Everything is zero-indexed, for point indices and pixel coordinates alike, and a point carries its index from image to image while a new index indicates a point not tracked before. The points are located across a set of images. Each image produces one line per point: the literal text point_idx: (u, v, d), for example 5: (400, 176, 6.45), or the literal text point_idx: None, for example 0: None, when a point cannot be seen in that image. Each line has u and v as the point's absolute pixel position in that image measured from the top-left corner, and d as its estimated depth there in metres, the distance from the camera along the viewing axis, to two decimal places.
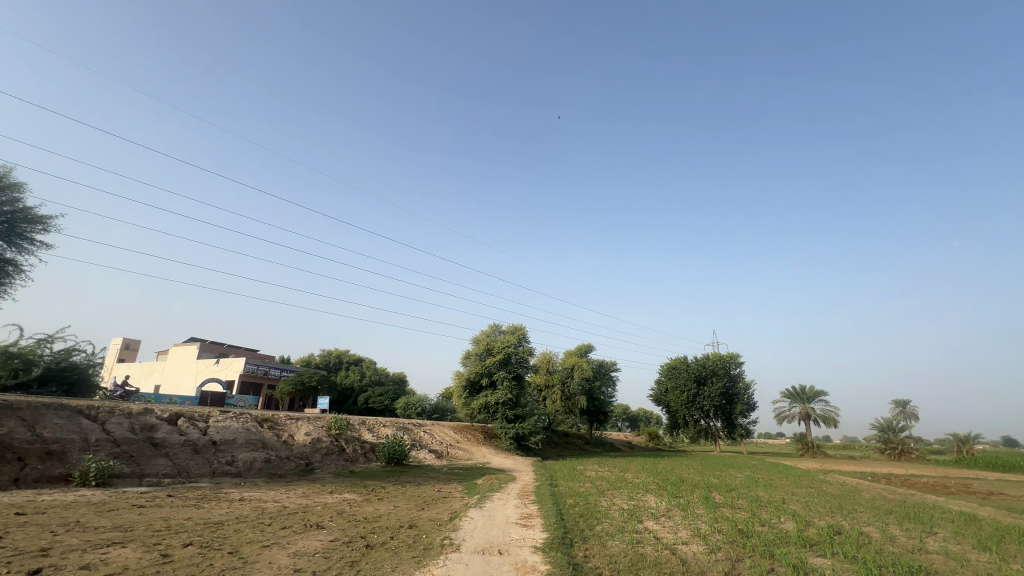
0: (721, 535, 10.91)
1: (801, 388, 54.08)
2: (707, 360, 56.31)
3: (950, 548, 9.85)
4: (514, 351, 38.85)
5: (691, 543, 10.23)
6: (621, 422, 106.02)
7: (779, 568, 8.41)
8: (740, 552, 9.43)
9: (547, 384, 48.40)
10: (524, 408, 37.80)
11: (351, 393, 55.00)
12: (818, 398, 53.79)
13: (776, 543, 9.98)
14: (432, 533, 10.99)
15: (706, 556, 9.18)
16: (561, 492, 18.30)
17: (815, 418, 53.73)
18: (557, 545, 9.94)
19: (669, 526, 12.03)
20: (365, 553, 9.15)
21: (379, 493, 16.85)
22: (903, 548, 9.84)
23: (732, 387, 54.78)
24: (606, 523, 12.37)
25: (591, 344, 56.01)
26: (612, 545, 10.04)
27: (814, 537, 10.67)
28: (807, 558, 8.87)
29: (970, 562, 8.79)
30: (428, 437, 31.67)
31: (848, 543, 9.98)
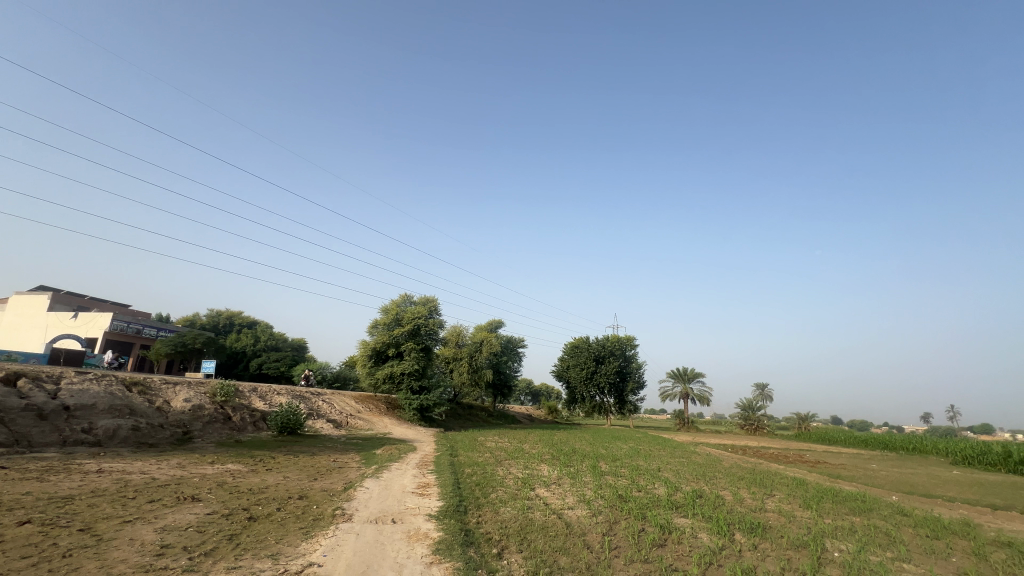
0: (603, 500, 11.98)
1: (684, 370, 60.30)
2: (607, 340, 60.42)
3: (782, 507, 11.78)
4: (424, 322, 38.42)
5: (576, 508, 11.07)
6: (523, 395, 110.81)
7: (649, 528, 9.45)
8: (617, 514, 10.42)
9: (455, 357, 48.76)
10: (430, 380, 37.68)
11: (242, 357, 50.76)
12: (697, 379, 60.42)
13: (649, 506, 11.19)
14: (323, 504, 10.67)
15: (588, 519, 10.01)
16: (460, 462, 18.73)
17: (693, 397, 60.40)
18: (451, 512, 10.19)
19: (559, 492, 12.93)
20: (247, 526, 8.64)
21: (268, 463, 15.92)
22: (748, 507, 11.59)
23: (626, 366, 59.48)
24: (500, 490, 12.94)
25: (502, 320, 57.16)
26: (504, 511, 10.53)
27: (680, 500, 12.15)
28: (673, 519, 10.06)
29: (796, 518, 10.61)
30: (327, 407, 30.44)
31: (706, 505, 11.53)
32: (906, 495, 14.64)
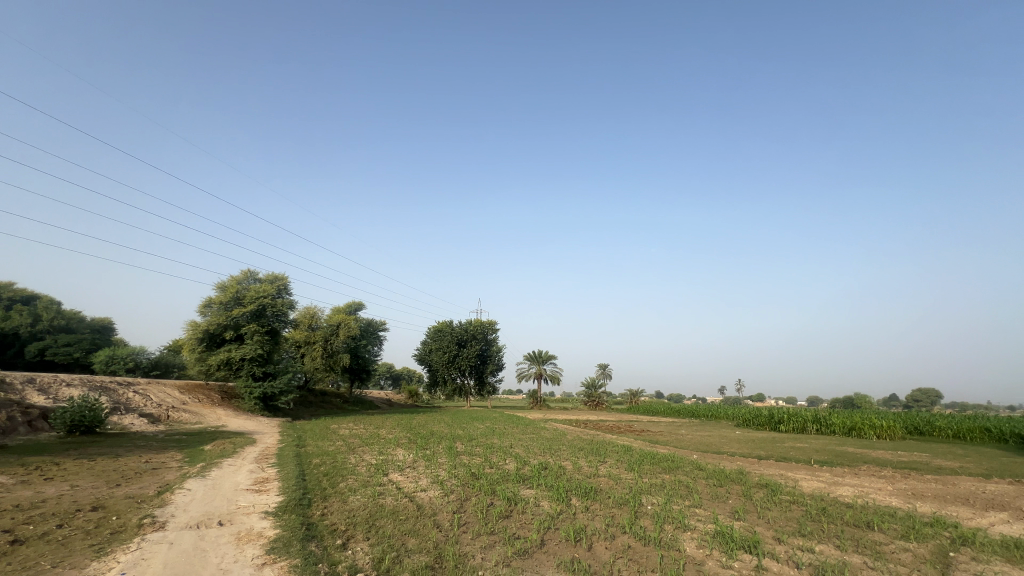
0: (456, 479, 12.29)
1: (540, 352, 64.70)
2: (470, 324, 61.59)
3: (612, 471, 13.46)
4: (271, 302, 34.50)
5: (428, 489, 11.15)
6: (384, 380, 107.76)
7: (497, 501, 9.98)
8: (469, 492, 10.79)
9: (308, 341, 44.93)
10: (277, 366, 34.10)
11: (12, 341, 39.72)
12: (551, 361, 65.33)
13: (499, 481, 11.83)
14: (127, 514, 8.96)
15: (440, 499, 10.17)
16: (307, 452, 17.38)
17: (546, 377, 65.21)
18: (291, 507, 9.41)
19: (412, 475, 12.87)
20: (9, 552, 6.84)
21: (48, 471, 12.79)
22: (585, 474, 12.99)
23: (487, 350, 61.50)
24: (351, 479, 12.37)
25: (363, 302, 54.25)
26: (353, 500, 10.10)
27: (528, 473, 13.08)
28: (519, 491, 10.77)
29: (621, 480, 12.23)
30: (139, 399, 25.58)
31: (550, 475, 12.62)
32: (703, 454, 17.89)
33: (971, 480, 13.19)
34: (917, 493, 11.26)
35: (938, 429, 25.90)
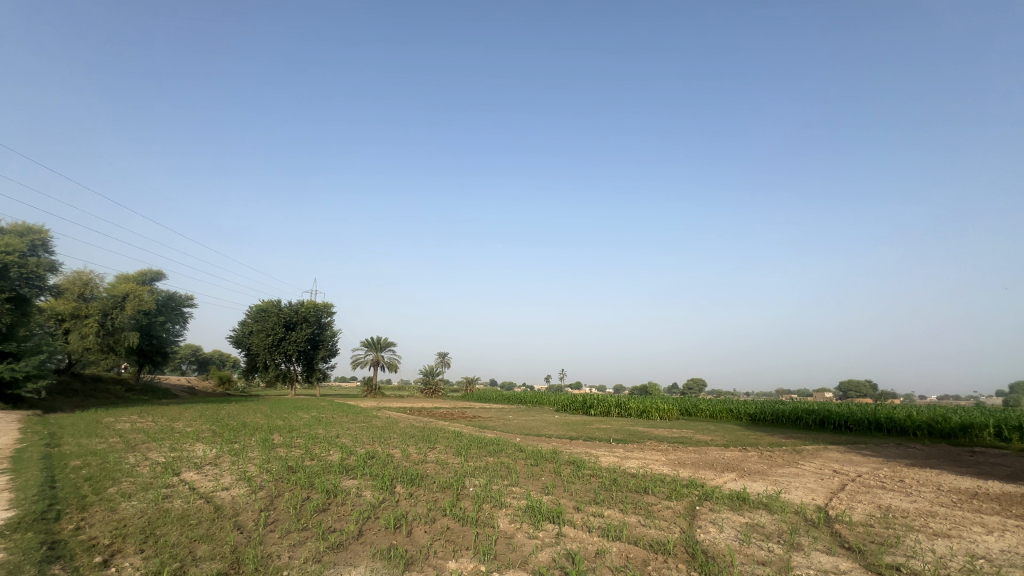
0: (268, 474, 11.09)
1: (378, 339, 62.45)
2: (301, 306, 56.19)
3: (440, 457, 13.73)
4: (19, 261, 26.30)
5: (231, 488, 9.83)
6: (186, 364, 91.57)
7: (314, 495, 9.32)
8: (282, 487, 9.86)
9: (76, 314, 35.51)
10: (24, 344, 26.17)
11: None
12: (389, 347, 63.54)
13: (320, 473, 11.06)
14: None
15: (245, 498, 9.06)
16: (63, 453, 13.73)
17: (383, 364, 63.18)
18: (28, 523, 7.33)
19: (213, 473, 11.20)
20: None
21: None
22: (413, 462, 12.97)
23: (319, 334, 56.92)
24: (127, 482, 10.19)
25: (164, 272, 45.15)
26: (126, 507, 8.33)
27: (353, 463, 12.50)
28: (341, 482, 10.22)
29: (448, 465, 12.54)
30: None
31: (376, 464, 12.27)
32: (525, 437, 19.42)
33: (717, 449, 17.02)
34: (681, 462, 14.04)
35: (701, 410, 32.71)
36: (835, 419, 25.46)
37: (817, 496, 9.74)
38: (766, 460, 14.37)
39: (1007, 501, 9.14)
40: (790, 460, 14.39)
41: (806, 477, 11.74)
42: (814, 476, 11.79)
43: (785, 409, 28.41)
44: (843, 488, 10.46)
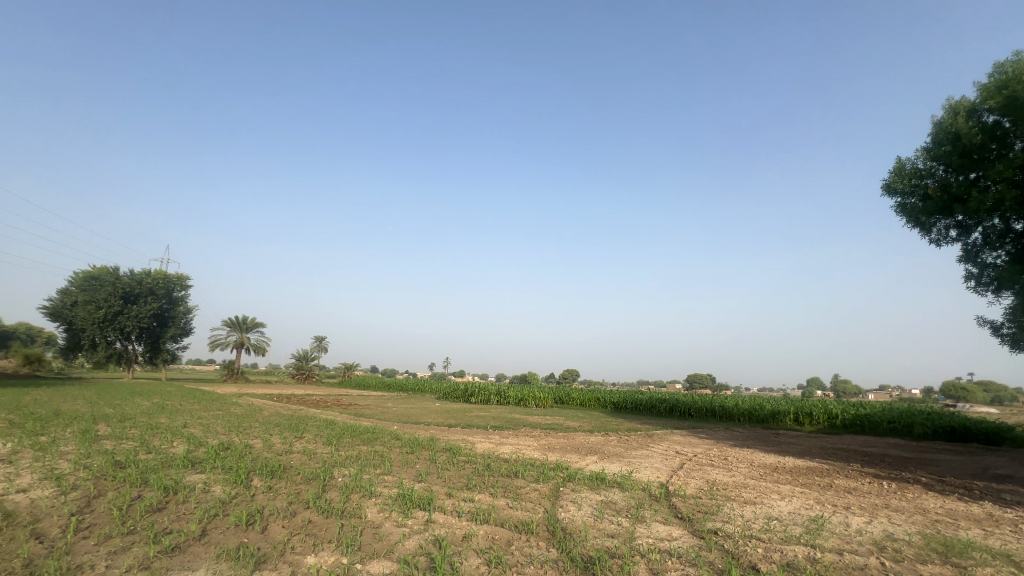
0: (86, 471, 9.34)
1: (244, 318, 56.17)
2: (147, 276, 48.24)
3: (308, 447, 12.86)
4: None
5: (31, 490, 8.08)
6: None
7: (148, 493, 8.09)
8: (105, 486, 8.38)
9: None
10: None
11: None
12: (256, 328, 57.56)
13: (157, 468, 9.62)
14: None
15: (50, 501, 7.52)
16: None
17: (248, 347, 57.05)
18: None
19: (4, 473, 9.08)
20: None
21: None
22: (275, 452, 11.94)
23: (169, 310, 49.54)
24: None
25: None
26: None
27: (201, 456, 11.11)
28: (184, 478, 9.02)
29: (316, 455, 11.78)
30: None
31: (231, 456, 11.06)
32: (403, 425, 19.06)
33: (583, 434, 18.47)
34: (550, 447, 14.97)
35: (572, 399, 35.19)
36: (681, 407, 29.25)
37: (662, 474, 11.11)
38: (623, 444, 15.99)
39: (796, 472, 11.38)
40: (643, 442, 16.22)
41: (654, 458, 13.33)
42: (660, 457, 13.43)
43: (643, 398, 31.86)
44: (682, 466, 12.08)
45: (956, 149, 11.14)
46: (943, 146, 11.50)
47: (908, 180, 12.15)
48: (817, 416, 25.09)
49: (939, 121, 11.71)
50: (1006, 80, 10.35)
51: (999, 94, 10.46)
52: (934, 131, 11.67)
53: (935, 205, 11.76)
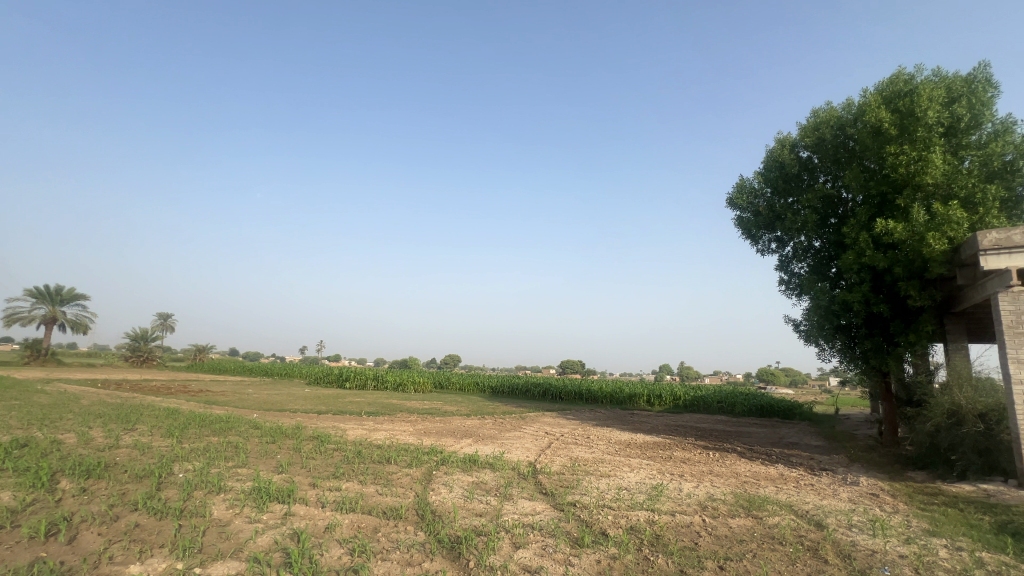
0: None
1: (56, 288, 45.99)
2: None
3: (140, 440, 11.05)
4: None
5: None
6: None
7: None
8: None
9: None
10: None
11: None
12: (75, 301, 47.58)
13: None
14: None
15: None
16: None
17: (63, 323, 46.94)
18: None
19: None
20: None
21: None
22: (95, 448, 10.05)
23: None
24: None
25: None
26: None
27: None
28: None
29: (150, 449, 10.19)
30: None
31: (29, 455, 9.03)
32: (264, 412, 17.39)
33: (460, 418, 18.72)
34: (426, 431, 14.90)
35: (452, 383, 35.40)
36: (553, 391, 31.21)
37: (531, 453, 11.75)
38: (498, 426, 16.55)
39: (644, 447, 12.90)
40: (516, 424, 16.99)
41: (525, 438, 14.03)
42: (531, 437, 14.17)
43: (519, 382, 33.29)
44: (549, 445, 12.91)
45: (781, 175, 13.41)
46: (772, 171, 13.73)
47: (746, 197, 14.29)
48: (665, 397, 28.69)
49: (770, 150, 13.93)
50: (818, 123, 12.66)
51: (812, 133, 12.77)
52: (767, 157, 13.86)
53: (763, 220, 14.02)
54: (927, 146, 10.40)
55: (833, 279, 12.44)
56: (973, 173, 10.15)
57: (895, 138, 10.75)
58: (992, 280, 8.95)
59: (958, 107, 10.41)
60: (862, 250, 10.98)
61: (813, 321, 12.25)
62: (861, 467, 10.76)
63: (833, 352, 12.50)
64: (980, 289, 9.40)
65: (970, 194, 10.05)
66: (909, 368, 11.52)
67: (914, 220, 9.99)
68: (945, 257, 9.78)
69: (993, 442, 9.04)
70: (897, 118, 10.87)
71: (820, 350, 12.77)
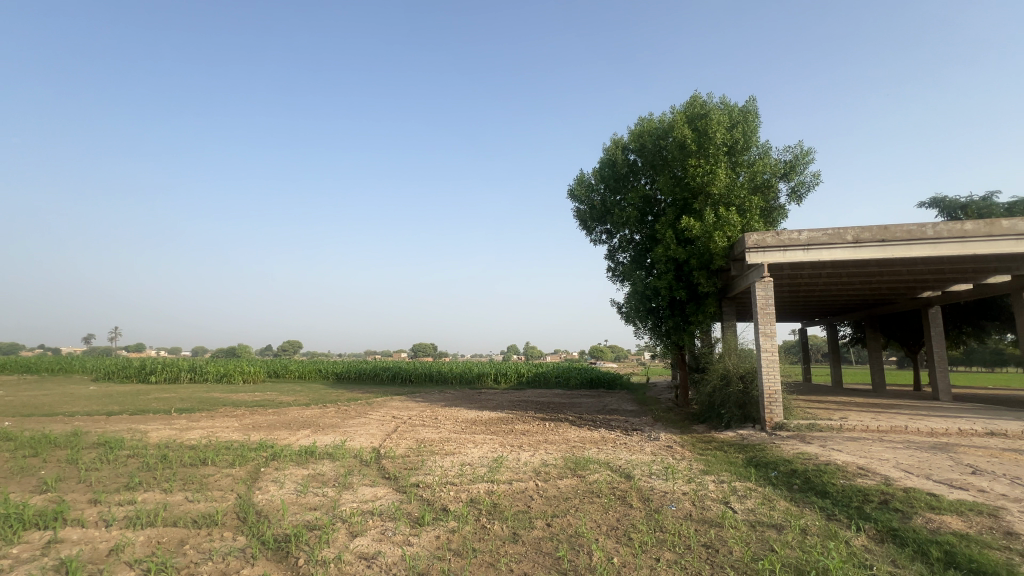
0: None
1: None
2: None
3: None
4: None
5: None
6: None
7: None
8: None
9: None
10: None
11: None
12: None
13: None
14: None
15: None
16: None
17: None
18: None
19: None
20: None
21: None
22: None
23: None
24: None
25: None
26: None
27: None
28: None
29: None
30: None
31: None
32: (22, 419, 13.53)
33: (297, 408, 17.19)
34: (255, 425, 13.34)
35: (289, 371, 32.24)
36: (403, 374, 30.69)
37: (376, 438, 11.38)
38: (340, 414, 15.65)
39: (488, 423, 13.53)
40: (361, 411, 16.28)
41: (370, 424, 13.53)
42: (377, 422, 13.72)
43: (367, 367, 31.96)
44: (396, 429, 12.67)
45: (612, 174, 15.16)
46: (605, 169, 15.37)
47: (584, 191, 15.80)
48: (510, 375, 30.48)
49: (604, 150, 15.56)
50: (641, 131, 14.51)
51: (637, 139, 14.61)
52: (601, 156, 15.45)
53: (597, 213, 15.68)
54: (716, 160, 12.73)
55: (647, 268, 14.54)
56: (744, 186, 12.77)
57: (695, 152, 12.93)
58: (752, 272, 11.44)
59: (737, 132, 12.94)
60: (669, 244, 13.06)
61: (632, 303, 14.19)
62: (662, 425, 12.94)
63: (645, 330, 14.68)
64: (745, 279, 11.95)
65: (743, 203, 12.61)
66: (698, 342, 14.07)
67: (706, 221, 12.20)
68: (724, 252, 12.16)
69: (748, 397, 11.65)
70: (697, 134, 13.05)
71: (636, 328, 14.88)
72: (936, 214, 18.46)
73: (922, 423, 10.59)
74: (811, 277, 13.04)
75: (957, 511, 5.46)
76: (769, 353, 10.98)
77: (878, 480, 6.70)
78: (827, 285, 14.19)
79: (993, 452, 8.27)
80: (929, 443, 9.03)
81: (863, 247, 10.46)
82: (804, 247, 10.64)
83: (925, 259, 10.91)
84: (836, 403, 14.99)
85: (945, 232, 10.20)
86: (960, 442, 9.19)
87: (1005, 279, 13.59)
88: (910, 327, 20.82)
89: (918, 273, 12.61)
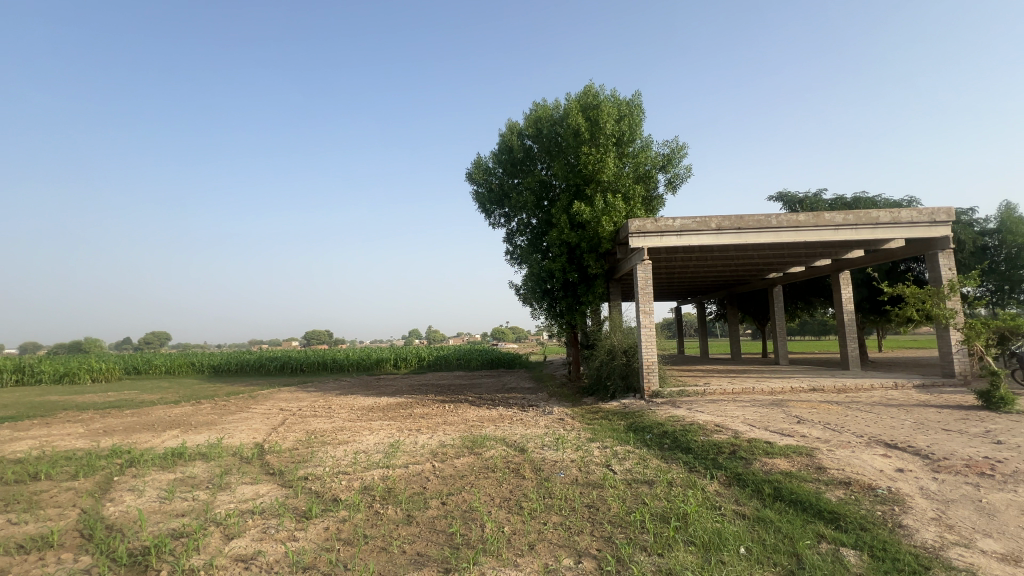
0: None
1: None
2: None
3: None
4: None
5: None
6: None
7: None
8: None
9: None
10: None
11: None
12: None
13: None
14: None
15: None
16: None
17: None
18: None
19: None
20: None
21: None
22: None
23: None
24: None
25: None
26: None
27: None
28: None
29: None
30: None
31: None
32: None
33: (163, 407, 15.21)
34: (108, 429, 11.57)
35: (153, 366, 28.27)
36: (293, 363, 28.61)
37: (259, 433, 10.50)
38: (217, 410, 14.16)
39: (386, 409, 13.21)
40: (242, 405, 14.89)
41: (253, 419, 12.47)
42: (261, 416, 12.67)
43: (250, 358, 29.22)
44: (283, 422, 11.82)
45: (510, 158, 15.40)
46: (503, 154, 15.55)
47: (482, 174, 15.86)
48: (410, 359, 29.96)
49: (502, 133, 15.69)
50: (537, 117, 14.87)
51: (533, 125, 14.94)
52: (499, 139, 15.57)
53: (495, 196, 15.86)
54: (605, 150, 13.50)
55: (543, 252, 15.12)
56: (629, 176, 13.76)
57: (586, 141, 13.61)
58: (634, 255, 12.46)
59: (623, 124, 13.84)
60: (562, 228, 13.69)
61: (529, 285, 14.70)
62: (555, 399, 13.71)
63: (541, 311, 15.32)
64: (628, 262, 13.01)
65: (628, 191, 13.59)
66: (588, 321, 15.04)
67: (595, 207, 12.98)
68: (611, 237, 13.07)
69: (630, 368, 12.80)
70: (588, 124, 13.72)
71: (532, 309, 15.48)
72: (781, 206, 21.58)
73: (765, 383, 12.51)
74: (684, 260, 14.56)
75: (784, 454, 6.60)
76: (647, 329, 12.13)
77: (729, 434, 7.80)
78: (696, 267, 15.96)
79: (814, 404, 10.08)
80: (770, 400, 10.72)
81: (724, 234, 11.91)
82: (677, 233, 11.83)
83: (770, 244, 12.75)
84: (703, 371, 17.06)
85: (785, 222, 11.99)
86: (792, 398, 11.04)
87: (828, 262, 16.42)
88: (761, 303, 24.28)
89: (765, 257, 14.70)
